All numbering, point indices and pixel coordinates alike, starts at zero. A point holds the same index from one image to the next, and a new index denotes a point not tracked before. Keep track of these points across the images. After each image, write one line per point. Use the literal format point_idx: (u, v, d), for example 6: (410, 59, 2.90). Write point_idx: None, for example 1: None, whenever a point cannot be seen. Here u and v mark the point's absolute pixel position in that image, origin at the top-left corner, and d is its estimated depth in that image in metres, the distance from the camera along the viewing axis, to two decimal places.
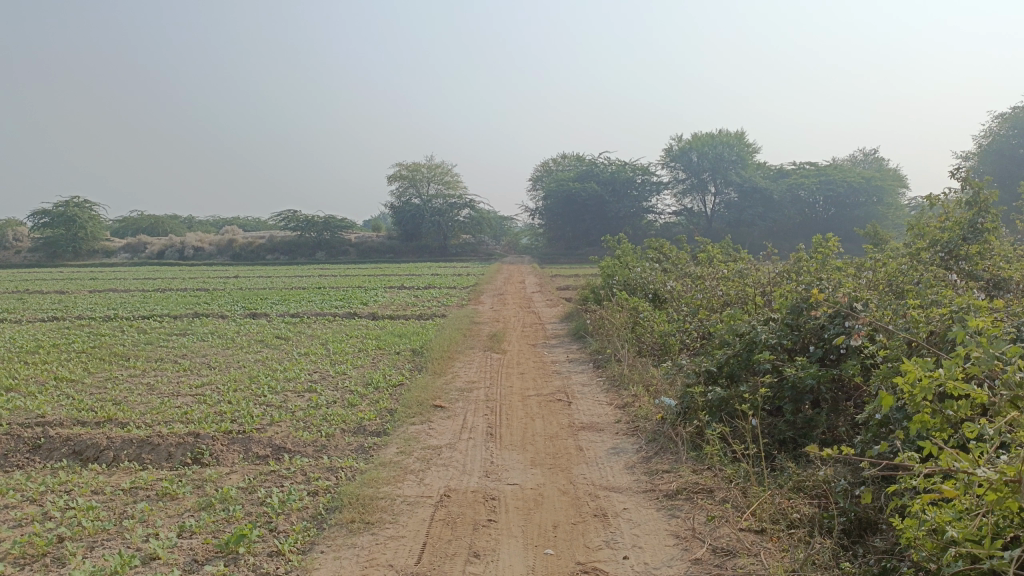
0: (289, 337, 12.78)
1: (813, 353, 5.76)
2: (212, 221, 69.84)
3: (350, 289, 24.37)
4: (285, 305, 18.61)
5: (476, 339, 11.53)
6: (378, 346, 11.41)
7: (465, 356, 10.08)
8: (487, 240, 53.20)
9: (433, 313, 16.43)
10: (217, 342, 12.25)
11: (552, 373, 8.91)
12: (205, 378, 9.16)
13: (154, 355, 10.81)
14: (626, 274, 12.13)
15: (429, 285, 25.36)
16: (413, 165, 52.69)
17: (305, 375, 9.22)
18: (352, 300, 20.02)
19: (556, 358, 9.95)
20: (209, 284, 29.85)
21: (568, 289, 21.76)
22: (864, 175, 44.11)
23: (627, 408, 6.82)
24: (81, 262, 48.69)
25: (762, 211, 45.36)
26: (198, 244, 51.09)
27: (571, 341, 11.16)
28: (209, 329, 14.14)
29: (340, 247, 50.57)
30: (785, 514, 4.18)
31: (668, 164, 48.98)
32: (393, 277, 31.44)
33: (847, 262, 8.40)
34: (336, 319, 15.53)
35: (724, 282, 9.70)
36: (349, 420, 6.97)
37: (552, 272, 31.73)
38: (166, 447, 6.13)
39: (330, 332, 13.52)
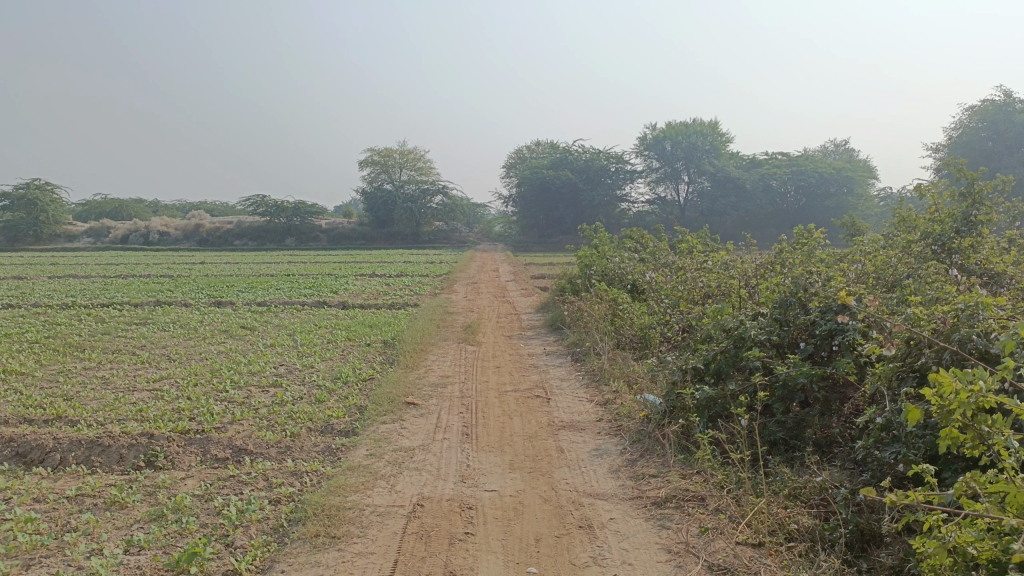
0: (255, 327, 12.31)
1: (804, 349, 5.54)
2: (179, 205, 68.41)
3: (320, 277, 23.84)
4: (252, 293, 18.07)
5: (449, 331, 11.18)
6: (348, 337, 11.01)
7: (438, 349, 9.73)
8: (460, 228, 52.70)
9: (405, 302, 16.03)
10: (179, 333, 11.76)
11: (529, 367, 8.60)
12: (164, 372, 8.70)
13: (112, 347, 10.30)
14: (604, 265, 11.85)
15: (401, 273, 24.91)
16: (385, 150, 51.95)
17: (271, 368, 8.81)
18: (322, 288, 19.54)
19: (533, 351, 9.64)
20: (173, 270, 29.06)
21: (542, 278, 21.46)
22: (835, 166, 44.37)
23: (608, 406, 6.54)
24: (41, 247, 47.34)
25: (735, 201, 45.40)
26: (164, 229, 49.96)
27: (548, 333, 10.86)
28: (172, 318, 13.61)
29: (310, 233, 49.78)
30: (783, 525, 3.92)
31: (642, 153, 48.77)
32: (365, 264, 30.89)
33: (832, 255, 8.19)
34: (305, 308, 15.07)
35: (705, 273, 9.46)
36: (316, 418, 6.61)
37: (527, 260, 31.46)
38: (117, 449, 5.71)
39: (298, 322, 13.07)
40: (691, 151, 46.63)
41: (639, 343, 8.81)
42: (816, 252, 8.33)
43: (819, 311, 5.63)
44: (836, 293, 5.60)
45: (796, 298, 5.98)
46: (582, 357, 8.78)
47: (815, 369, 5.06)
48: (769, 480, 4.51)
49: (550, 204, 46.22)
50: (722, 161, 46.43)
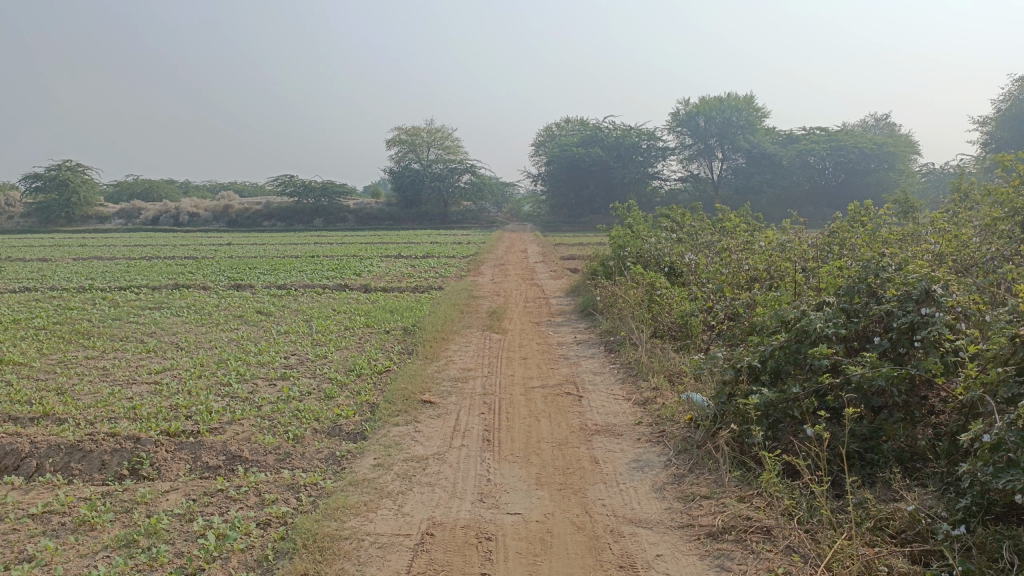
0: (271, 312, 11.74)
1: (879, 346, 4.77)
2: (210, 187, 68.57)
3: (345, 258, 23.30)
4: (273, 276, 17.54)
5: (474, 317, 10.50)
6: (367, 324, 10.38)
7: (461, 337, 9.05)
8: (489, 207, 51.96)
9: (430, 285, 15.37)
10: (192, 318, 11.24)
11: (559, 358, 7.90)
12: (169, 362, 8.15)
13: (119, 335, 9.78)
14: (639, 246, 11.04)
15: (428, 254, 24.27)
16: (413, 129, 51.20)
17: (282, 359, 8.21)
18: (345, 270, 18.97)
19: (563, 339, 8.92)
20: (200, 252, 28.81)
21: (573, 260, 20.69)
22: (876, 141, 42.83)
23: (648, 406, 5.80)
24: (74, 228, 47.63)
25: (771, 177, 44.00)
26: (193, 210, 49.93)
27: (579, 320, 10.12)
28: (187, 302, 13.12)
29: (339, 214, 49.45)
30: (872, 569, 3.20)
31: (674, 130, 47.43)
32: (392, 245, 30.36)
33: (899, 236, 7.34)
34: (325, 291, 14.49)
35: (753, 255, 8.63)
36: (323, 417, 5.97)
37: (556, 240, 30.77)
38: (99, 455, 5.14)
39: (317, 306, 12.49)
40: (726, 127, 45.20)
41: (679, 332, 8.05)
42: (880, 232, 7.41)
43: (897, 300, 4.86)
44: (917, 278, 4.82)
45: (867, 285, 5.22)
46: (617, 347, 8.05)
47: (896, 370, 4.30)
48: (847, 507, 3.78)
49: (580, 182, 45.26)
50: (757, 137, 45.02)
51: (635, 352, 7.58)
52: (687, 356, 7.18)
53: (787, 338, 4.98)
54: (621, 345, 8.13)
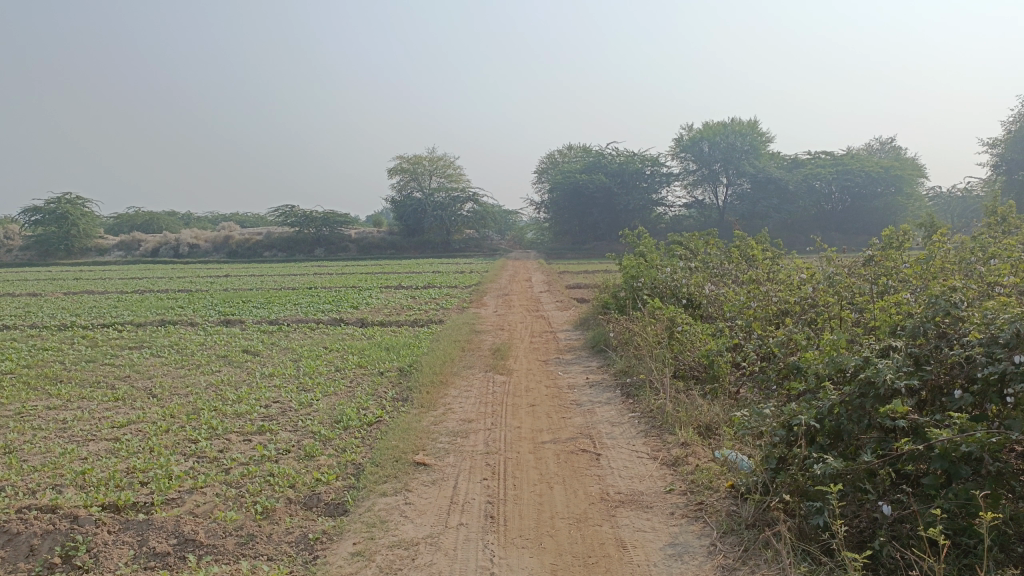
0: (258, 352, 10.91)
1: (962, 400, 3.94)
2: (211, 219, 68.20)
3: (343, 290, 22.51)
4: (267, 310, 16.77)
5: (476, 355, 9.68)
6: (359, 364, 9.56)
7: (462, 379, 8.22)
8: (491, 235, 51.31)
9: (430, 318, 14.56)
10: (172, 359, 10.43)
11: (572, 404, 7.06)
12: (136, 413, 7.32)
13: (90, 381, 8.95)
14: (652, 276, 10.22)
15: (429, 285, 23.50)
16: (415, 158, 50.69)
17: (262, 407, 7.38)
18: (342, 303, 18.18)
19: (574, 381, 8.09)
20: (196, 284, 28.09)
21: (579, 290, 19.91)
22: (883, 164, 42.20)
23: (679, 469, 4.95)
24: (73, 261, 47.08)
25: (777, 202, 43.31)
26: (193, 242, 49.36)
27: (590, 358, 9.28)
28: (171, 341, 12.32)
29: (340, 243, 48.83)
30: None
31: (678, 155, 46.84)
32: (393, 275, 29.62)
33: (952, 266, 6.52)
34: (319, 327, 13.69)
35: (783, 289, 7.82)
36: (299, 483, 5.13)
37: (561, 268, 30.09)
38: (28, 538, 4.30)
39: (308, 344, 11.68)
40: (730, 152, 44.66)
41: (705, 374, 7.22)
42: (930, 260, 6.58)
43: (980, 345, 4.04)
44: (1004, 318, 4.01)
45: (936, 326, 4.44)
46: (636, 392, 7.21)
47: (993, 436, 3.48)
48: None
49: (583, 209, 44.60)
50: (761, 162, 44.38)
51: (657, 398, 6.74)
52: (717, 404, 6.34)
53: (849, 391, 4.18)
54: (639, 389, 7.29)
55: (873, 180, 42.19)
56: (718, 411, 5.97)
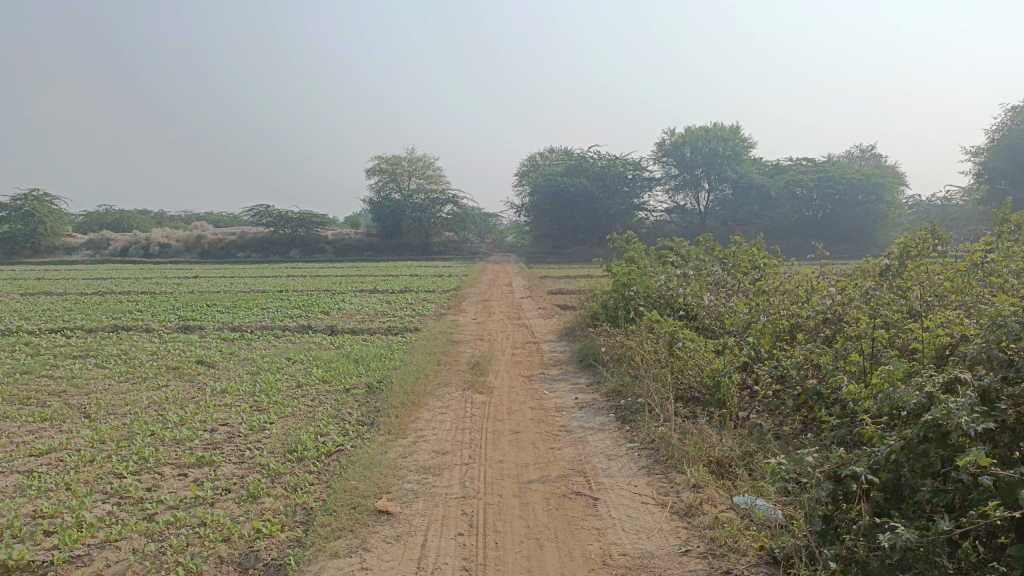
0: (214, 363, 9.97)
1: None
2: (184, 218, 66.66)
3: (315, 294, 21.50)
4: (232, 315, 15.79)
5: (453, 368, 8.82)
6: (324, 378, 8.66)
7: (436, 397, 7.35)
8: (471, 238, 50.40)
9: (404, 326, 13.66)
10: (117, 371, 9.47)
11: (560, 431, 6.23)
12: (59, 438, 6.38)
13: (18, 398, 7.97)
14: (645, 284, 9.41)
15: (406, 289, 22.58)
16: (393, 158, 49.68)
17: (206, 432, 6.47)
18: (313, 308, 17.21)
19: (561, 402, 7.27)
20: (162, 285, 26.90)
21: (563, 295, 19.13)
22: (864, 171, 42.08)
23: (694, 521, 4.14)
24: (38, 260, 45.55)
25: (759, 208, 42.90)
26: (165, 241, 47.97)
27: (578, 375, 8.46)
28: (121, 349, 11.32)
29: (316, 245, 47.72)
30: None
31: (660, 159, 46.21)
32: (369, 278, 28.63)
33: (990, 281, 5.79)
34: (286, 334, 12.74)
35: (794, 302, 7.05)
36: (235, 534, 4.26)
37: (542, 272, 29.29)
38: None
39: (271, 354, 10.74)
40: (711, 157, 44.08)
41: (710, 397, 6.42)
42: (966, 274, 5.84)
43: None
44: None
45: (1005, 352, 3.64)
46: (633, 417, 6.39)
47: None
48: None
49: (564, 213, 43.88)
50: (743, 168, 43.98)
51: (658, 426, 5.94)
52: (728, 434, 5.55)
53: (909, 434, 3.41)
54: (637, 414, 6.48)
55: (853, 187, 41.97)
56: (731, 443, 5.17)
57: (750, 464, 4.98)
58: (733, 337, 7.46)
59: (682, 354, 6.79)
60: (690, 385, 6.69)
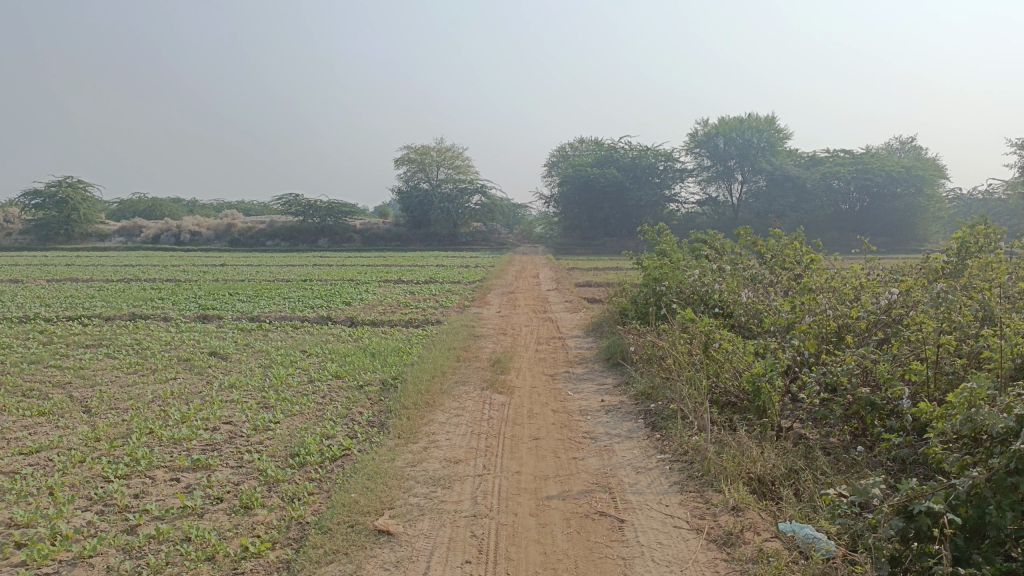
0: (227, 355, 9.63)
1: None
2: (215, 206, 67.10)
3: (338, 283, 21.17)
4: (253, 304, 15.52)
5: (472, 365, 8.36)
6: (337, 374, 8.26)
7: (452, 397, 6.91)
8: (499, 228, 49.96)
9: (426, 318, 13.24)
10: (127, 362, 9.16)
11: (583, 437, 5.75)
12: (53, 435, 6.05)
13: (20, 390, 7.68)
14: (677, 279, 8.87)
15: (431, 279, 22.19)
16: (422, 148, 49.32)
17: (207, 432, 6.09)
18: (335, 298, 16.88)
19: (585, 405, 6.78)
20: (188, 273, 26.82)
21: (590, 288, 18.60)
22: (904, 163, 40.77)
23: (734, 553, 3.64)
24: (72, 246, 45.99)
25: (794, 201, 41.79)
26: (195, 229, 48.21)
27: (604, 376, 7.96)
28: (134, 339, 11.05)
29: (344, 234, 47.65)
30: None
31: (692, 150, 45.27)
32: (394, 268, 28.30)
33: None
34: (304, 326, 12.39)
35: (840, 302, 6.49)
36: (219, 552, 3.85)
37: (570, 264, 28.75)
38: None
39: (286, 346, 10.38)
40: (745, 148, 43.11)
41: (749, 403, 5.89)
42: None
43: None
44: None
45: None
46: (664, 424, 5.89)
47: None
48: None
49: (594, 204, 43.21)
50: (778, 159, 42.88)
51: (692, 436, 5.42)
52: (770, 447, 5.03)
53: (996, 466, 2.88)
54: (668, 421, 5.97)
55: (892, 180, 40.69)
56: (774, 459, 4.66)
57: (796, 484, 4.46)
58: (771, 337, 6.92)
59: (718, 355, 6.26)
60: (725, 389, 6.17)
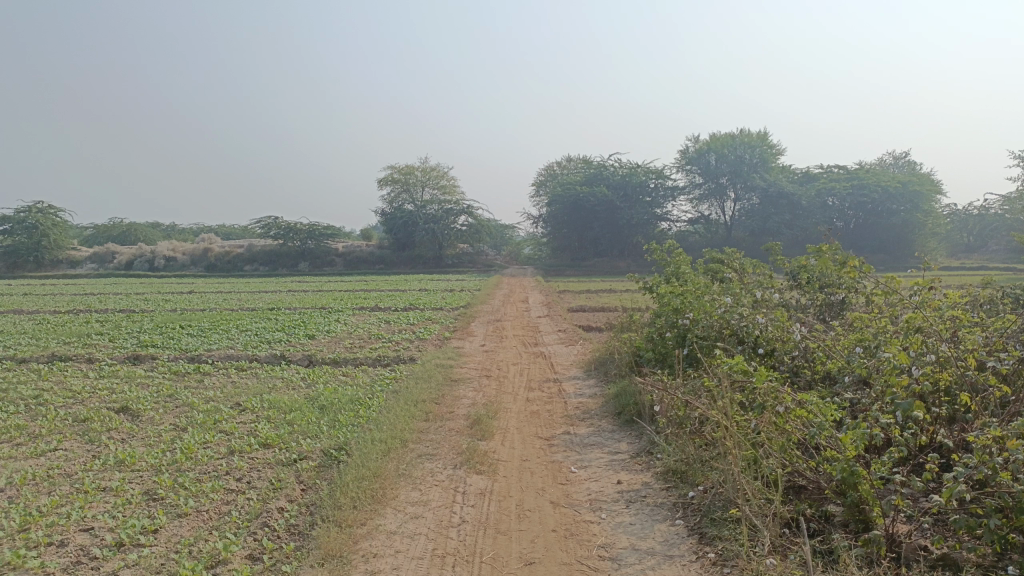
0: (140, 413, 7.69)
1: None
2: (193, 231, 65.05)
3: (307, 312, 19.21)
4: (203, 339, 13.53)
5: (443, 426, 6.46)
6: (266, 440, 6.32)
7: (412, 482, 5.01)
8: (486, 250, 48.16)
9: (398, 355, 11.33)
10: (6, 425, 7.19)
11: (599, 559, 3.86)
12: None
13: None
14: (702, 310, 7.00)
15: (410, 306, 20.29)
16: (406, 168, 47.59)
17: (45, 552, 4.17)
18: (298, 330, 14.92)
19: (597, 491, 4.90)
20: (151, 301, 24.70)
21: (585, 315, 16.79)
22: (900, 179, 39.41)
23: None
24: (42, 274, 43.64)
25: (790, 219, 40.25)
26: (171, 254, 46.13)
27: (615, 442, 6.09)
28: (36, 388, 9.06)
29: (326, 258, 45.76)
30: None
31: (683, 168, 43.67)
32: (372, 294, 26.33)
33: None
34: (251, 368, 10.44)
35: (953, 346, 4.70)
36: None
37: (560, 287, 26.95)
38: None
39: (220, 397, 8.44)
40: (738, 165, 41.62)
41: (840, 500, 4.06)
42: None
43: None
44: None
45: None
46: (717, 533, 4.02)
47: None
48: None
49: (583, 224, 41.47)
50: (772, 175, 41.44)
51: (767, 563, 3.55)
52: None
53: None
54: (720, 526, 4.11)
55: (889, 195, 39.20)
56: None
57: None
58: (851, 393, 5.11)
59: (783, 423, 4.48)
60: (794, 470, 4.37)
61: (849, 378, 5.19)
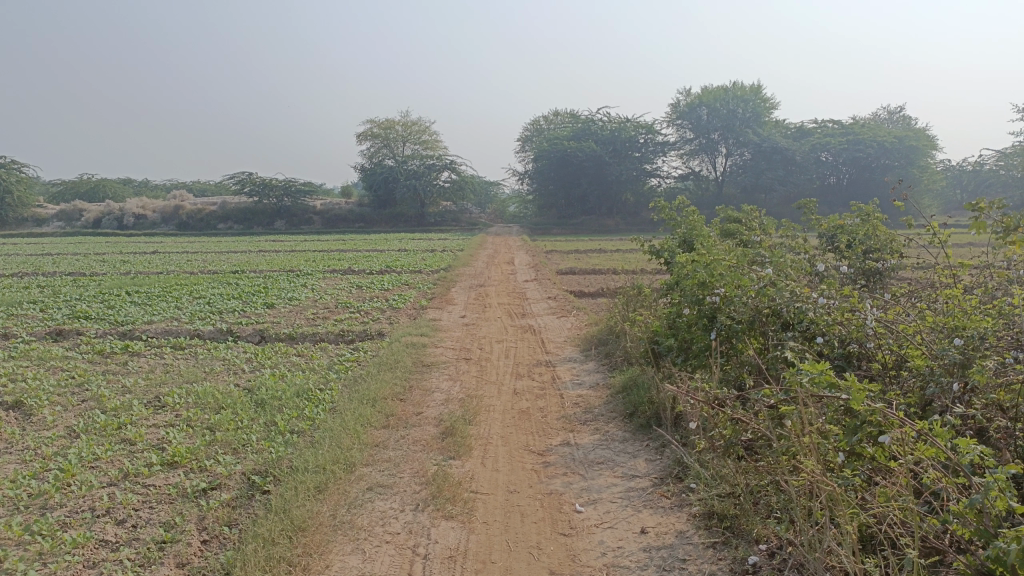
0: (32, 414, 6.14)
1: None
2: (166, 186, 62.64)
3: (274, 275, 17.57)
4: (148, 309, 11.91)
5: (405, 437, 4.98)
6: (173, 458, 4.81)
7: (353, 535, 3.55)
8: (470, 208, 46.43)
9: (365, 329, 9.80)
10: None
11: None
12: None
13: None
14: (736, 284, 5.49)
15: (387, 268, 18.71)
16: (386, 122, 45.51)
17: None
18: (259, 298, 13.33)
19: (616, 550, 3.46)
20: (110, 263, 22.92)
21: (576, 279, 15.31)
22: (896, 133, 37.51)
23: None
24: (4, 232, 41.40)
25: (783, 174, 38.72)
26: (141, 212, 43.98)
27: (629, 460, 4.65)
28: None
29: (304, 216, 43.92)
30: None
31: (674, 122, 41.84)
32: (348, 254, 24.57)
33: None
34: (191, 346, 8.87)
35: None
36: None
37: (548, 247, 25.45)
38: None
39: (138, 388, 6.89)
40: (730, 119, 39.85)
41: None
42: None
43: None
44: None
45: None
46: None
47: None
48: None
49: (570, 180, 39.78)
50: (765, 130, 39.65)
51: None
52: None
53: None
54: None
55: (884, 151, 37.61)
56: None
57: None
58: (976, 411, 3.69)
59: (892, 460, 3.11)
60: (905, 532, 3.02)
61: (946, 379, 3.84)
